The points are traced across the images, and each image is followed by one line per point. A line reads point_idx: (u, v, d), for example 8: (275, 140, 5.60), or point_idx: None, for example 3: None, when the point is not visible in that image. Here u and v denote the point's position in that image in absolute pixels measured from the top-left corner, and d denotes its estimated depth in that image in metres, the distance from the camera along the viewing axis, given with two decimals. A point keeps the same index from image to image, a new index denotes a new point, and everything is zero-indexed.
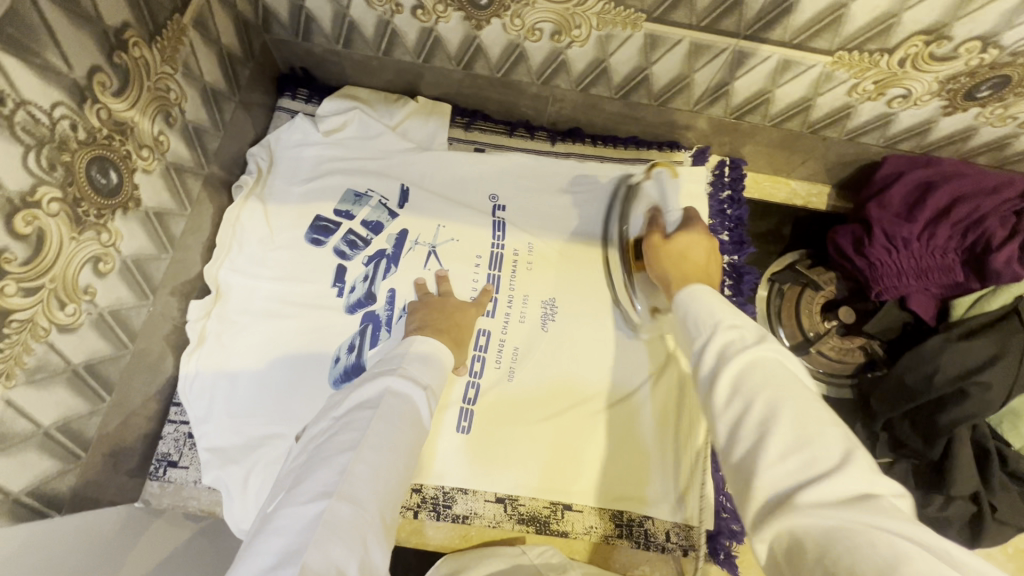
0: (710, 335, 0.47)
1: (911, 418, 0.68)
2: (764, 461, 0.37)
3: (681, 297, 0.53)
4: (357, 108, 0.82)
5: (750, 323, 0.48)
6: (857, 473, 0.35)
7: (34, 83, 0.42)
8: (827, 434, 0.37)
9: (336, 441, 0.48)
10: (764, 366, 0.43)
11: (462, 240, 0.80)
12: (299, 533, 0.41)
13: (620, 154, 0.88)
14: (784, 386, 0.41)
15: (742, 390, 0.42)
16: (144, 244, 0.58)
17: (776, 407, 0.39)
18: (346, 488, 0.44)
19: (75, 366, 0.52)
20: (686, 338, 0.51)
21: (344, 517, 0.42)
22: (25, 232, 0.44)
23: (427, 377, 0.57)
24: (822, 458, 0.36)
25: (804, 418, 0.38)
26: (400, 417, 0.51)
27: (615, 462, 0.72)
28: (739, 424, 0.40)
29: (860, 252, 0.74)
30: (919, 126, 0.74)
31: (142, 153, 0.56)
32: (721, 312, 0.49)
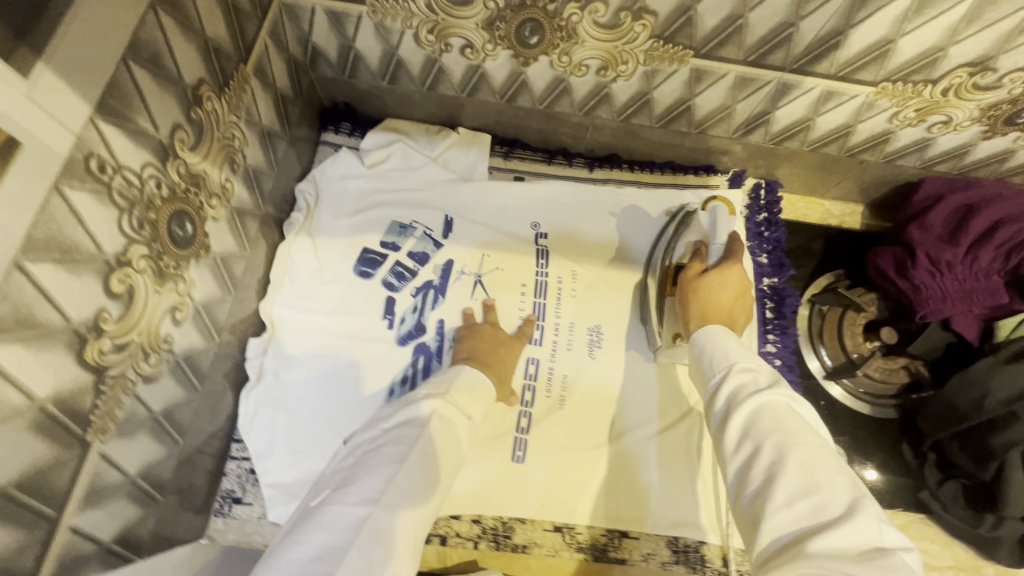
0: (723, 377, 0.55)
1: (961, 440, 0.70)
2: (776, 500, 0.44)
3: (701, 334, 0.62)
4: (400, 141, 0.84)
5: (763, 367, 0.55)
6: (867, 525, 0.41)
7: (128, 147, 0.44)
8: (836, 483, 0.44)
9: (385, 451, 0.50)
10: (775, 411, 0.50)
11: (507, 269, 0.81)
12: (343, 533, 0.43)
13: (657, 179, 0.89)
14: (798, 436, 0.47)
15: (752, 433, 0.49)
16: (212, 289, 0.60)
17: (788, 453, 0.46)
18: (390, 497, 0.46)
19: (156, 414, 0.53)
20: (701, 373, 0.60)
21: (383, 526, 0.44)
22: (118, 290, 0.45)
23: (469, 401, 0.57)
24: (831, 506, 0.43)
25: (816, 468, 0.45)
26: (443, 439, 0.52)
27: (667, 488, 0.72)
28: (750, 465, 0.48)
29: (903, 275, 0.75)
30: (958, 149, 0.75)
31: (212, 201, 0.57)
32: (736, 355, 0.57)
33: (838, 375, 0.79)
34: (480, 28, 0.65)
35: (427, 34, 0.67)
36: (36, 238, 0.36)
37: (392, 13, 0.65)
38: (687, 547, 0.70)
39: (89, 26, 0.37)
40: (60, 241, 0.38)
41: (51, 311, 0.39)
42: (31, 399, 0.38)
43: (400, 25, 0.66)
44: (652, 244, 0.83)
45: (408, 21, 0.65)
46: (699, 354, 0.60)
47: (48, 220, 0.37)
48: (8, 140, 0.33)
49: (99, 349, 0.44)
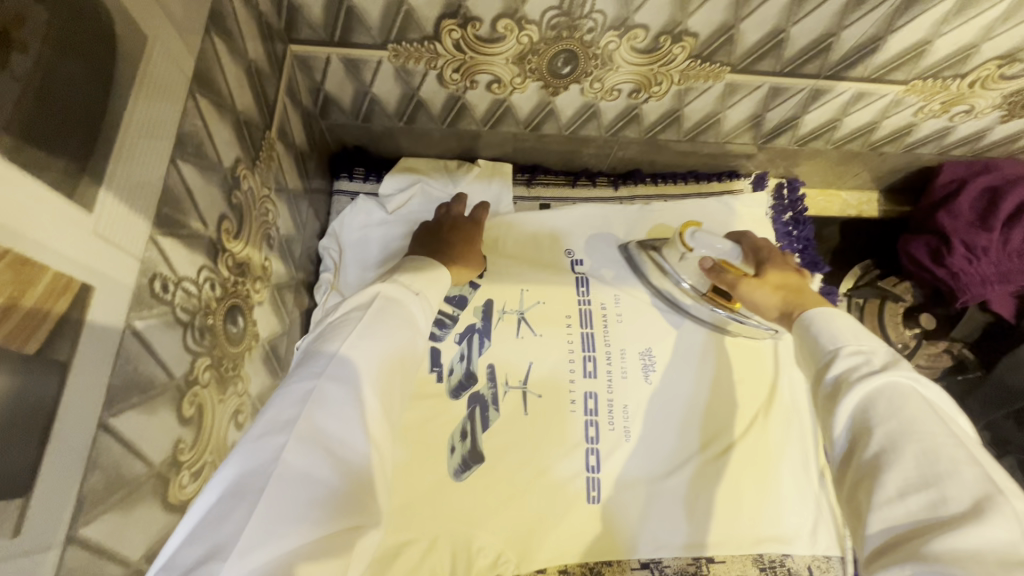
0: (833, 357, 0.42)
1: (1016, 417, 0.75)
2: (882, 496, 0.33)
3: (807, 317, 0.49)
4: (419, 181, 0.79)
5: (883, 349, 0.42)
6: (1003, 524, 0.29)
7: (184, 255, 0.39)
8: (962, 474, 0.32)
9: (331, 331, 0.45)
10: (892, 393, 0.37)
11: (549, 301, 0.78)
12: (293, 405, 0.39)
13: (681, 189, 0.87)
14: (914, 417, 0.35)
15: (863, 418, 0.37)
16: (264, 378, 0.55)
17: (902, 439, 0.35)
18: (338, 365, 0.42)
19: None
20: (804, 358, 0.47)
21: (332, 398, 0.40)
22: (189, 414, 0.40)
23: (420, 284, 0.52)
24: (950, 501, 0.31)
25: (936, 456, 0.33)
26: (393, 316, 0.47)
27: (745, 504, 0.70)
28: (856, 452, 0.37)
29: (939, 262, 0.77)
30: (975, 134, 0.77)
31: (256, 285, 0.52)
32: (847, 336, 0.44)
33: None
34: (510, 62, 0.62)
35: (452, 73, 0.63)
36: (115, 386, 0.32)
37: (416, 56, 0.60)
38: (773, 562, 0.70)
39: (140, 135, 0.33)
40: (136, 381, 0.34)
41: (135, 462, 0.34)
42: (126, 563, 0.34)
43: (423, 67, 0.62)
44: (638, 276, 0.81)
45: (432, 62, 0.61)
46: (803, 336, 0.47)
47: (125, 363, 0.32)
48: (82, 289, 0.28)
49: (179, 483, 0.39)
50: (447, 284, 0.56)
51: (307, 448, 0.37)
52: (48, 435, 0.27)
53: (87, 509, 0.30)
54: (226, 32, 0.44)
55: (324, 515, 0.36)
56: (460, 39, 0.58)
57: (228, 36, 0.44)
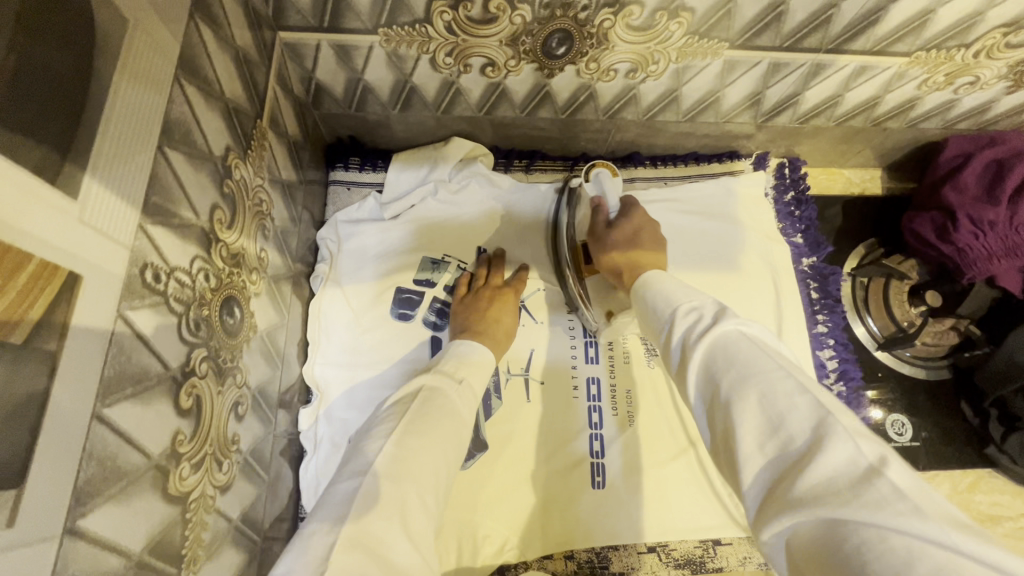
0: (671, 323, 0.43)
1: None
2: (744, 454, 0.32)
3: (641, 283, 0.52)
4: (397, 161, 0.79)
5: (709, 301, 0.44)
6: (840, 447, 0.29)
7: (175, 244, 0.38)
8: (799, 406, 0.32)
9: (375, 430, 0.46)
10: (727, 345, 0.38)
11: (549, 287, 0.78)
12: (343, 505, 0.39)
13: (681, 172, 0.86)
14: (749, 365, 0.35)
15: (713, 374, 0.37)
16: (263, 370, 0.55)
17: (743, 390, 0.34)
18: (382, 463, 0.42)
19: (235, 522, 0.48)
20: (650, 328, 0.48)
21: (373, 495, 0.40)
22: (187, 406, 0.40)
23: (462, 370, 0.55)
24: (797, 438, 0.31)
25: (772, 396, 0.33)
26: (439, 411, 0.48)
27: (752, 487, 0.70)
28: (715, 410, 0.36)
29: (945, 238, 0.76)
30: (981, 107, 0.75)
31: (252, 276, 0.52)
32: (680, 297, 0.45)
33: (893, 345, 0.80)
34: (503, 45, 0.61)
35: (445, 56, 0.62)
36: (109, 377, 0.31)
37: (408, 40, 0.60)
38: None
39: (126, 122, 0.32)
40: (131, 373, 0.33)
41: (132, 454, 0.33)
42: (128, 557, 0.33)
43: (415, 51, 0.61)
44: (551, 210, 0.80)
45: (424, 46, 0.60)
46: (645, 307, 0.48)
47: (117, 354, 0.32)
48: (69, 278, 0.28)
49: (179, 475, 0.39)
50: (490, 371, 0.59)
51: (356, 539, 0.37)
52: (40, 424, 0.26)
53: (85, 501, 0.30)
54: (212, 18, 0.43)
55: None
56: (451, 21, 0.57)
57: (214, 23, 0.44)
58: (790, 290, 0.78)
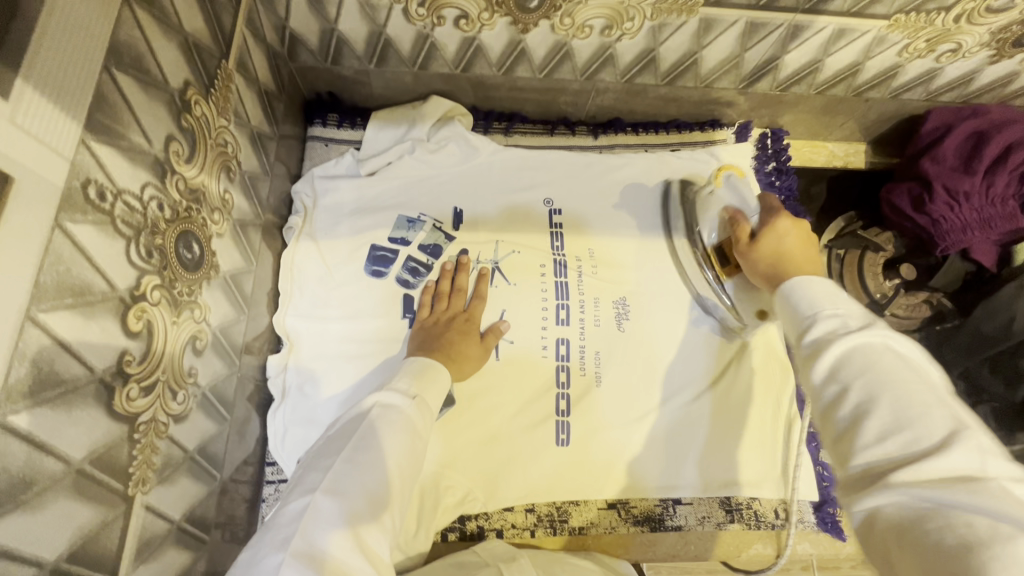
0: (810, 322, 0.42)
1: (992, 364, 0.72)
2: (861, 441, 0.34)
3: (784, 284, 0.47)
4: (373, 119, 0.80)
5: (855, 307, 0.42)
6: (965, 454, 0.32)
7: (124, 166, 0.39)
8: (932, 416, 0.34)
9: (329, 447, 0.49)
10: (867, 349, 0.38)
11: (524, 250, 0.77)
12: (289, 524, 0.42)
13: (662, 139, 0.86)
14: (887, 370, 0.36)
15: (842, 370, 0.38)
16: (227, 311, 0.55)
17: (877, 389, 0.35)
18: (330, 484, 0.45)
19: (190, 453, 0.49)
20: (783, 323, 0.46)
21: (326, 514, 0.43)
22: (137, 329, 0.40)
23: (419, 387, 0.55)
24: (926, 438, 0.33)
25: (908, 401, 0.34)
26: (390, 428, 0.49)
27: (709, 447, 0.72)
28: (835, 404, 0.37)
29: (920, 209, 0.75)
30: (964, 77, 0.75)
31: (214, 216, 0.52)
32: (824, 300, 0.42)
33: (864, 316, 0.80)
34: None
35: (417, 7, 0.62)
36: (46, 283, 0.32)
37: None
38: (738, 505, 0.74)
39: (67, 34, 0.33)
40: (71, 284, 0.34)
41: (72, 364, 0.34)
42: (67, 463, 0.34)
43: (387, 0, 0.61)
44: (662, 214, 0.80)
45: None
46: (781, 303, 0.46)
47: (54, 263, 0.32)
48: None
49: (127, 395, 0.40)
50: (446, 383, 0.58)
51: (300, 563, 0.40)
52: None
53: (17, 399, 0.31)
54: None
55: None
56: None
57: None
58: None
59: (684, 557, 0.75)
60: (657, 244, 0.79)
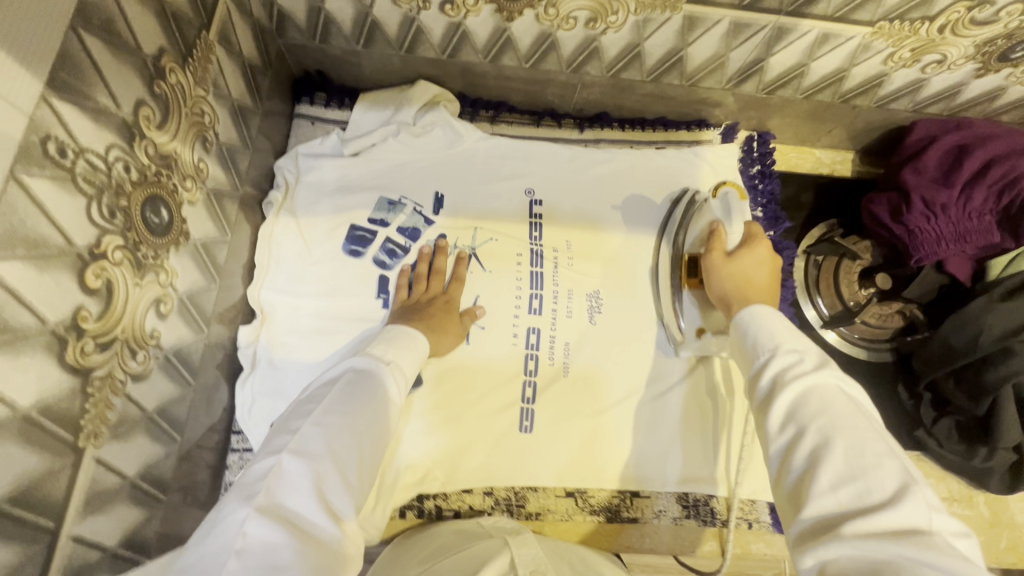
0: (769, 356, 0.47)
1: (957, 377, 0.71)
2: (817, 486, 0.38)
3: (743, 314, 0.54)
4: (360, 100, 0.81)
5: (811, 348, 0.47)
6: (912, 506, 0.34)
7: (88, 126, 0.40)
8: (883, 467, 0.37)
9: (297, 411, 0.48)
10: (823, 393, 0.42)
11: (502, 238, 0.77)
12: (253, 484, 0.41)
13: (648, 136, 0.86)
14: (841, 417, 0.40)
15: (798, 415, 0.42)
16: (196, 278, 0.57)
17: (832, 434, 0.39)
18: (298, 444, 0.43)
19: (149, 413, 0.50)
20: (742, 354, 0.52)
21: (294, 474, 0.41)
22: (95, 286, 0.41)
23: (393, 352, 0.57)
24: (874, 490, 0.36)
25: (861, 450, 0.38)
26: (364, 391, 0.50)
27: (670, 444, 0.74)
28: (792, 447, 0.41)
29: (898, 220, 0.75)
30: (950, 89, 0.75)
31: (186, 184, 0.53)
32: (783, 335, 0.49)
33: (836, 322, 0.80)
34: None
35: None
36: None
37: None
38: (696, 501, 0.75)
39: None
40: (24, 237, 0.35)
41: (21, 313, 0.35)
42: (12, 408, 0.36)
43: None
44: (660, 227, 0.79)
45: None
46: (740, 334, 0.52)
47: (7, 214, 0.34)
48: None
49: (81, 348, 0.41)
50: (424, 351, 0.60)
51: (266, 520, 0.38)
52: None
53: None
54: None
55: None
56: None
57: None
58: None
59: (639, 549, 0.76)
60: (633, 240, 0.80)
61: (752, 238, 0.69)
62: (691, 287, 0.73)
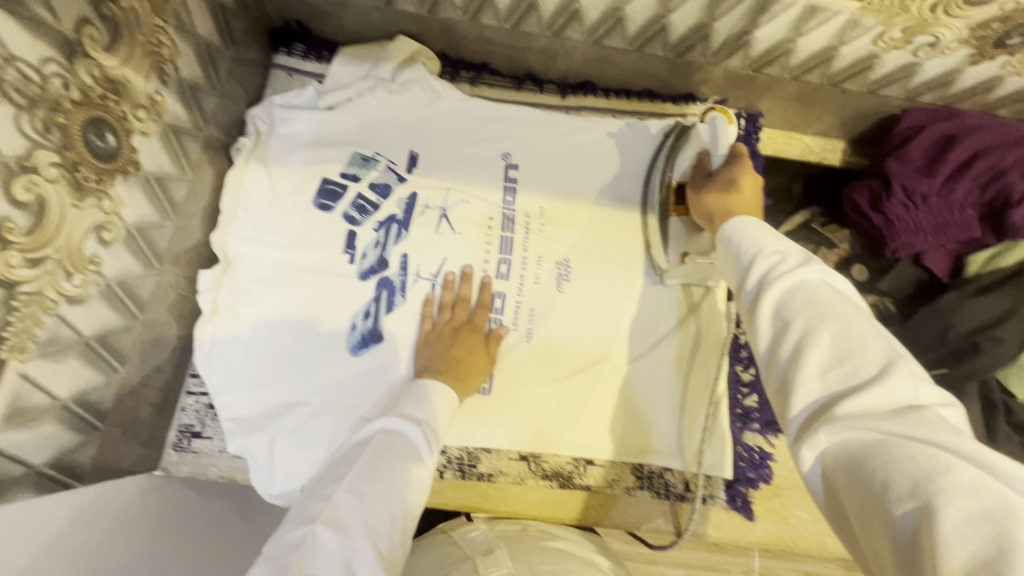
0: (751, 261, 0.45)
1: (920, 373, 0.69)
2: (804, 374, 0.36)
3: (728, 227, 0.51)
4: (340, 53, 0.80)
5: (794, 248, 0.45)
6: (901, 383, 0.33)
7: (21, 35, 0.39)
8: (870, 349, 0.35)
9: (328, 479, 0.50)
10: (808, 287, 0.40)
11: (473, 201, 0.76)
12: (284, 556, 0.42)
13: (631, 106, 0.84)
14: (827, 304, 0.38)
15: (783, 310, 0.40)
16: (146, 211, 0.56)
17: (818, 324, 0.37)
18: (330, 516, 0.45)
19: (87, 338, 0.51)
20: (727, 265, 0.49)
21: (325, 548, 0.43)
22: (25, 199, 0.41)
23: (427, 411, 0.58)
24: (862, 370, 0.34)
25: (849, 333, 0.36)
26: (396, 455, 0.52)
27: (632, 414, 0.73)
28: (779, 341, 0.38)
29: (877, 209, 0.73)
30: (943, 76, 0.72)
31: (139, 114, 0.53)
32: (765, 239, 0.46)
33: None
34: None
35: None
36: None
37: None
38: (651, 473, 0.74)
39: None
40: None
41: None
42: None
43: None
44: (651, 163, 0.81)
45: None
46: (724, 246, 0.49)
47: None
48: None
49: (7, 260, 0.41)
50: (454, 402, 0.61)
51: None
52: None
53: None
54: None
55: None
56: None
57: None
58: None
59: (584, 520, 0.75)
60: (607, 213, 0.79)
61: (738, 156, 0.65)
62: (680, 214, 0.73)
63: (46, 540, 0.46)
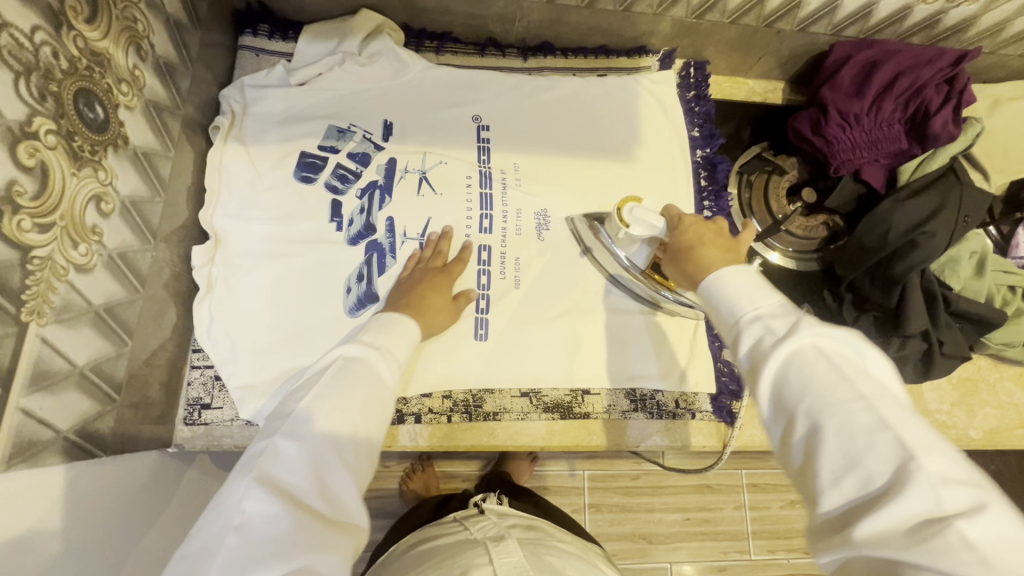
0: (738, 330, 0.46)
1: (872, 274, 0.77)
2: (820, 483, 0.37)
3: (704, 284, 0.52)
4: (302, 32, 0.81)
5: (773, 302, 0.46)
6: (920, 495, 0.34)
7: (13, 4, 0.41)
8: (878, 445, 0.36)
9: (292, 398, 0.50)
10: (802, 363, 0.41)
11: (451, 162, 0.80)
12: (250, 461, 0.44)
13: (589, 64, 0.90)
14: (824, 390, 0.39)
15: (784, 397, 0.41)
16: (139, 186, 0.58)
17: (822, 420, 0.38)
18: (290, 428, 0.46)
19: (96, 308, 0.52)
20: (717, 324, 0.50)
21: (285, 455, 0.44)
22: (30, 165, 0.43)
23: (382, 338, 0.58)
24: (876, 477, 0.35)
25: (850, 428, 0.37)
26: (353, 373, 0.52)
27: (621, 344, 0.79)
28: (790, 434, 0.40)
29: (818, 132, 0.81)
30: (863, 9, 0.79)
31: (122, 88, 0.54)
32: (741, 301, 0.47)
33: (767, 235, 0.84)
34: None
35: None
36: None
37: None
38: (643, 397, 0.79)
39: None
40: None
41: None
42: None
43: None
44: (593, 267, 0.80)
45: None
46: (709, 307, 0.50)
47: None
48: None
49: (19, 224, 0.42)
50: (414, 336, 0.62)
51: (263, 496, 0.41)
52: None
53: None
54: None
55: (288, 548, 0.39)
56: None
57: None
58: (683, 178, 0.85)
59: (587, 446, 0.78)
60: (579, 163, 0.83)
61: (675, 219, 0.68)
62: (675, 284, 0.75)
63: (70, 516, 0.49)
